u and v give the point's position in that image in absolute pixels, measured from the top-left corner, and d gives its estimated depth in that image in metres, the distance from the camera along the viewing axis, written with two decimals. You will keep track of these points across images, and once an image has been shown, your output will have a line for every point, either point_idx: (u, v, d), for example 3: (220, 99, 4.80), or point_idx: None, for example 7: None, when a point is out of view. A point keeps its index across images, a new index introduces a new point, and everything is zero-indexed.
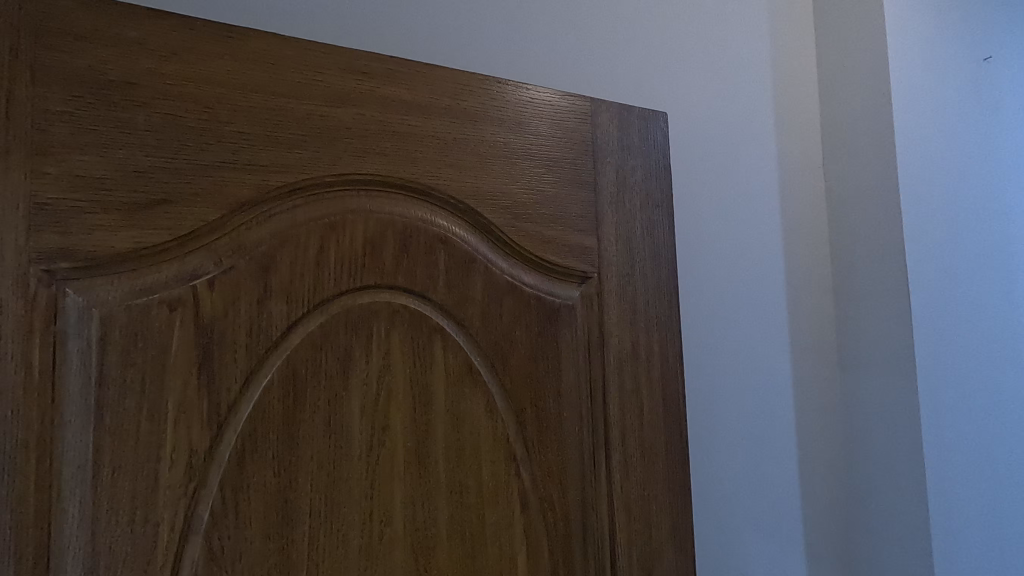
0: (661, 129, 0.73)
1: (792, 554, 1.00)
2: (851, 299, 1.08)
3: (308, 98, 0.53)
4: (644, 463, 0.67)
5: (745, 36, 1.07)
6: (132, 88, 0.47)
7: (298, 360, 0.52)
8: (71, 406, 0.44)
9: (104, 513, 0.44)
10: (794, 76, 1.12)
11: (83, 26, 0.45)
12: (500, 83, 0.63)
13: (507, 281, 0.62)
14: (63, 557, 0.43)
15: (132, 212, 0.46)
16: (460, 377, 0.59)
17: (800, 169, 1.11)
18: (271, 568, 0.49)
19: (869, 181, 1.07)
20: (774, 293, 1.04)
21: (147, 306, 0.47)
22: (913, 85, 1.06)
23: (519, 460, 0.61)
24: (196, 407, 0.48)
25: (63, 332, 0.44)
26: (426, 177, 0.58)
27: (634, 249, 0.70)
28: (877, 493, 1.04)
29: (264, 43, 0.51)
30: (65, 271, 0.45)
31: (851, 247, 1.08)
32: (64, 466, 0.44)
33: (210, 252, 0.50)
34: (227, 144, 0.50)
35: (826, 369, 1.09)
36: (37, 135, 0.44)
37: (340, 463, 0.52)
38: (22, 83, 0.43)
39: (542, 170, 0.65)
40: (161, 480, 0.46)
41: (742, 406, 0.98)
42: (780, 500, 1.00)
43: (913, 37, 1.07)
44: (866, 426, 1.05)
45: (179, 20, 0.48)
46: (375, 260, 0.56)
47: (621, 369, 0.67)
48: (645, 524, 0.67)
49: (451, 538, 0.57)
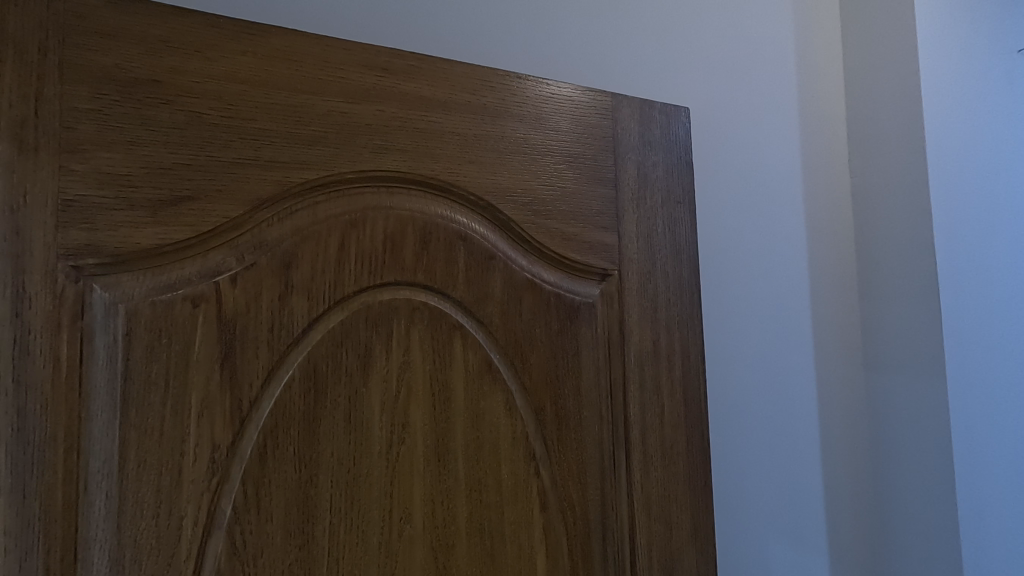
0: (683, 124, 0.72)
1: (815, 557, 0.98)
2: (878, 299, 1.06)
3: (328, 94, 0.53)
4: (665, 464, 0.67)
5: (767, 29, 1.05)
6: (155, 85, 0.47)
7: (319, 355, 0.52)
8: (98, 400, 0.45)
9: (129, 507, 0.45)
10: (820, 70, 1.10)
11: (110, 25, 0.46)
12: (521, 79, 0.62)
13: (528, 279, 0.62)
14: (90, 551, 0.44)
15: (156, 209, 0.47)
16: (480, 374, 0.59)
17: (825, 165, 1.08)
18: (293, 564, 0.49)
19: (897, 176, 1.04)
20: (798, 292, 1.02)
21: (171, 301, 0.47)
22: (944, 78, 1.03)
23: (538, 459, 0.61)
24: (219, 402, 0.48)
25: (90, 328, 0.45)
26: (446, 174, 0.58)
27: (655, 246, 0.69)
28: (904, 497, 1.01)
29: (286, 40, 0.51)
30: (92, 267, 0.45)
31: (878, 245, 1.06)
32: (91, 459, 0.44)
33: (232, 249, 0.50)
34: (250, 141, 0.50)
35: (851, 370, 1.06)
36: (65, 133, 0.44)
37: (360, 460, 0.52)
38: (50, 81, 0.44)
39: (563, 166, 0.64)
40: (184, 474, 0.47)
41: (766, 407, 0.97)
42: (804, 502, 0.98)
43: (944, 29, 1.04)
44: (892, 428, 1.03)
45: (202, 18, 0.49)
46: (395, 256, 0.56)
47: (642, 367, 0.66)
48: (665, 525, 0.66)
49: (470, 536, 0.57)
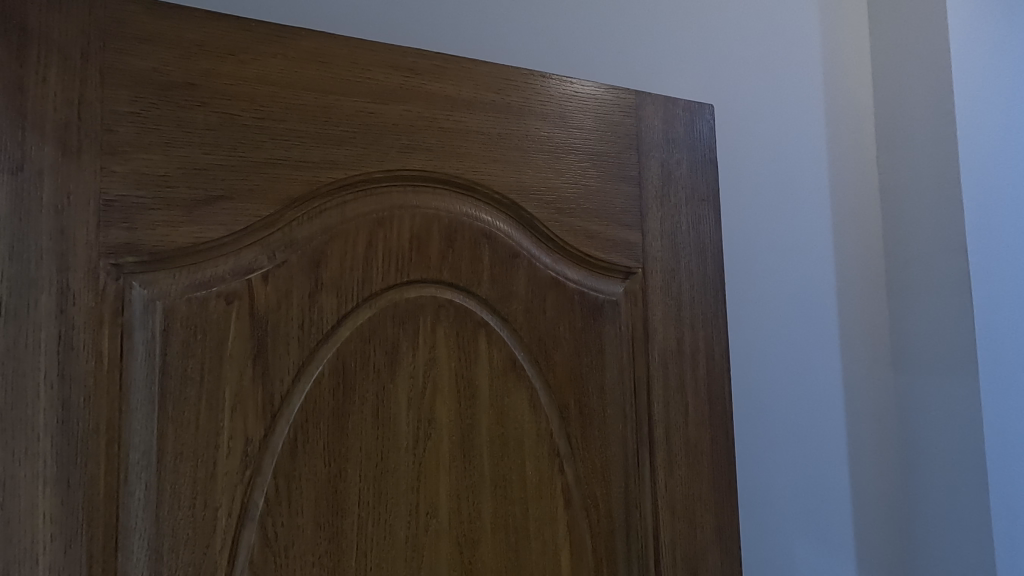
0: (707, 121, 0.71)
1: (841, 558, 0.97)
2: (906, 297, 1.04)
3: (356, 95, 0.54)
4: (689, 462, 0.66)
5: (793, 25, 1.03)
6: (191, 88, 0.48)
7: (348, 352, 0.53)
8: (137, 394, 0.46)
9: (167, 497, 0.46)
10: (848, 65, 1.08)
11: (148, 30, 0.47)
12: (544, 78, 0.63)
13: (552, 277, 0.62)
14: (130, 538, 0.45)
15: (191, 209, 0.48)
16: (504, 372, 0.59)
17: (852, 161, 1.06)
18: (323, 556, 0.50)
19: (928, 173, 1.02)
20: (824, 291, 1.00)
21: (206, 298, 0.49)
22: (976, 72, 1.01)
23: (562, 456, 0.61)
24: (252, 397, 0.50)
25: (130, 324, 0.46)
26: (471, 173, 0.59)
27: (679, 244, 0.68)
28: (934, 499, 0.99)
29: (315, 42, 0.52)
30: (132, 265, 0.47)
31: (908, 242, 1.04)
32: (130, 451, 0.46)
33: (264, 247, 0.51)
34: (281, 142, 0.51)
35: (879, 369, 1.04)
36: (106, 136, 0.46)
37: (388, 455, 0.53)
38: (93, 85, 0.45)
39: (586, 164, 0.64)
40: (218, 467, 0.48)
41: (793, 407, 0.96)
42: (830, 504, 0.97)
43: (976, 22, 1.02)
44: (921, 430, 1.01)
45: (235, 22, 0.50)
46: (421, 254, 0.56)
47: (665, 366, 0.66)
48: (689, 524, 0.66)
49: (495, 532, 0.57)
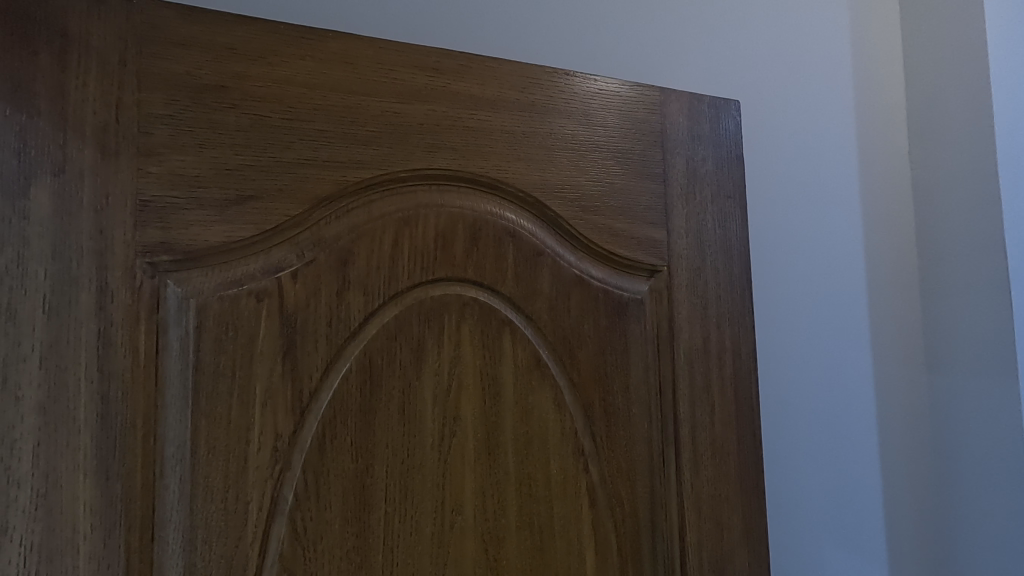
0: (733, 117, 0.70)
1: (873, 563, 0.94)
2: (939, 297, 1.01)
3: (383, 95, 0.54)
4: (715, 462, 0.65)
5: (822, 19, 1.01)
6: (223, 90, 0.49)
7: (375, 349, 0.53)
8: (172, 389, 0.47)
9: (200, 491, 0.47)
10: (879, 58, 1.05)
11: (181, 34, 0.48)
12: (568, 75, 0.62)
13: (576, 275, 0.62)
14: (165, 530, 0.46)
15: (223, 208, 0.49)
16: (529, 370, 0.59)
17: (882, 157, 1.04)
18: (349, 551, 0.51)
19: (964, 168, 0.99)
20: (854, 290, 0.98)
21: (237, 296, 0.50)
22: (1014, 63, 0.98)
23: (587, 455, 0.61)
24: (281, 394, 0.50)
25: (165, 321, 0.48)
26: (495, 171, 0.59)
27: (704, 242, 0.68)
28: (974, 505, 0.96)
29: (342, 44, 0.53)
30: (167, 264, 0.48)
31: (943, 239, 1.01)
32: (166, 445, 0.47)
33: (293, 246, 0.52)
34: (309, 142, 0.52)
35: (912, 369, 1.01)
36: (143, 138, 0.47)
37: (413, 452, 0.54)
38: (130, 89, 0.47)
39: (610, 162, 0.64)
40: (249, 462, 0.49)
41: (823, 408, 0.94)
42: (861, 507, 0.95)
43: (1015, 13, 0.99)
44: (957, 433, 0.98)
45: (265, 25, 0.51)
46: (446, 252, 0.57)
47: (692, 366, 0.65)
48: (716, 525, 0.65)
49: (520, 530, 0.57)
